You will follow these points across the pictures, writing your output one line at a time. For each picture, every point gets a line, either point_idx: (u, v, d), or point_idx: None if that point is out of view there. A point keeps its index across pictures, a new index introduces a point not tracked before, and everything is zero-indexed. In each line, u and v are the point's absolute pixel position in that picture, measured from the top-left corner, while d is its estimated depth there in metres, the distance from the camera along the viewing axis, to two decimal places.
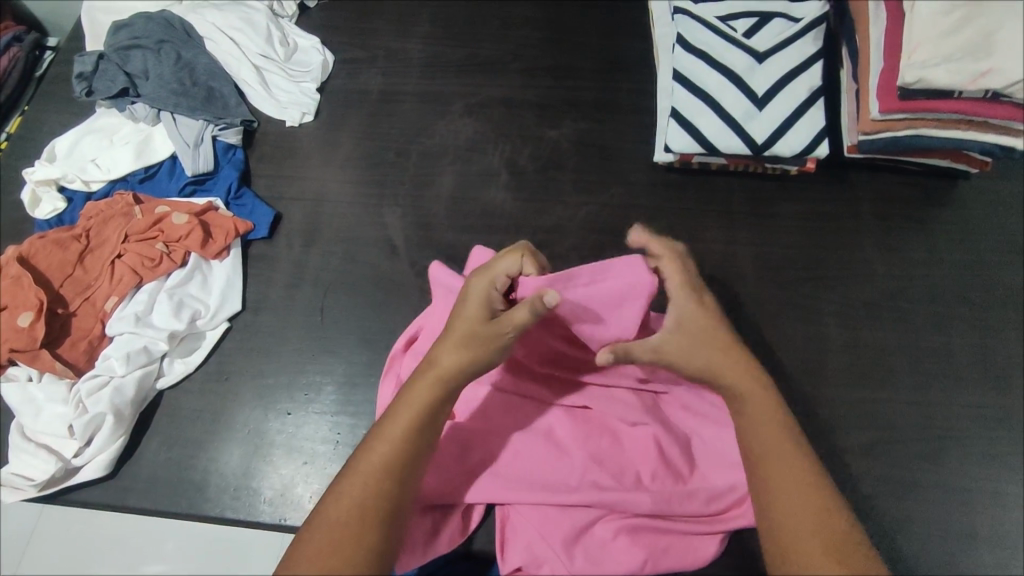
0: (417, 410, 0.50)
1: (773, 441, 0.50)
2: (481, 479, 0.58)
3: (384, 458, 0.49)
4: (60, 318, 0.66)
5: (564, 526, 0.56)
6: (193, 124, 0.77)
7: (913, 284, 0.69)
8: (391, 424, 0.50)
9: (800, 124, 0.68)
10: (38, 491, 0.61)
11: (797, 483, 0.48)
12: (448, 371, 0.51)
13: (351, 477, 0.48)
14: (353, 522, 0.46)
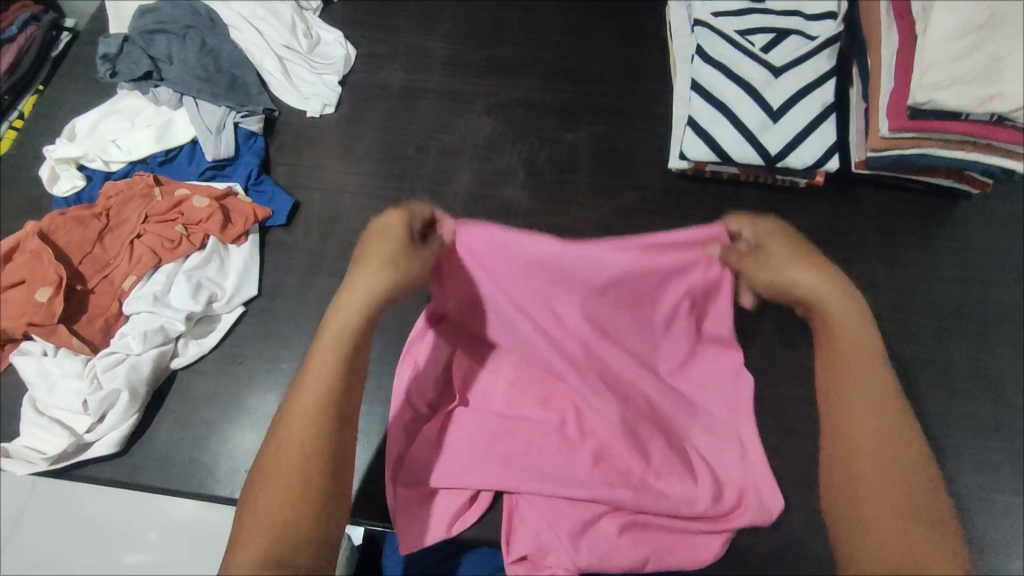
0: (342, 337, 0.49)
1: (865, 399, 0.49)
2: (492, 467, 0.59)
3: (316, 390, 0.47)
4: (78, 295, 0.67)
5: (572, 519, 0.57)
6: (215, 110, 0.78)
7: (915, 298, 0.72)
8: (319, 355, 0.48)
9: (813, 138, 0.70)
10: (49, 465, 0.61)
11: (873, 428, 0.48)
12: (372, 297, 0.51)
13: (285, 418, 0.46)
14: (293, 459, 0.44)
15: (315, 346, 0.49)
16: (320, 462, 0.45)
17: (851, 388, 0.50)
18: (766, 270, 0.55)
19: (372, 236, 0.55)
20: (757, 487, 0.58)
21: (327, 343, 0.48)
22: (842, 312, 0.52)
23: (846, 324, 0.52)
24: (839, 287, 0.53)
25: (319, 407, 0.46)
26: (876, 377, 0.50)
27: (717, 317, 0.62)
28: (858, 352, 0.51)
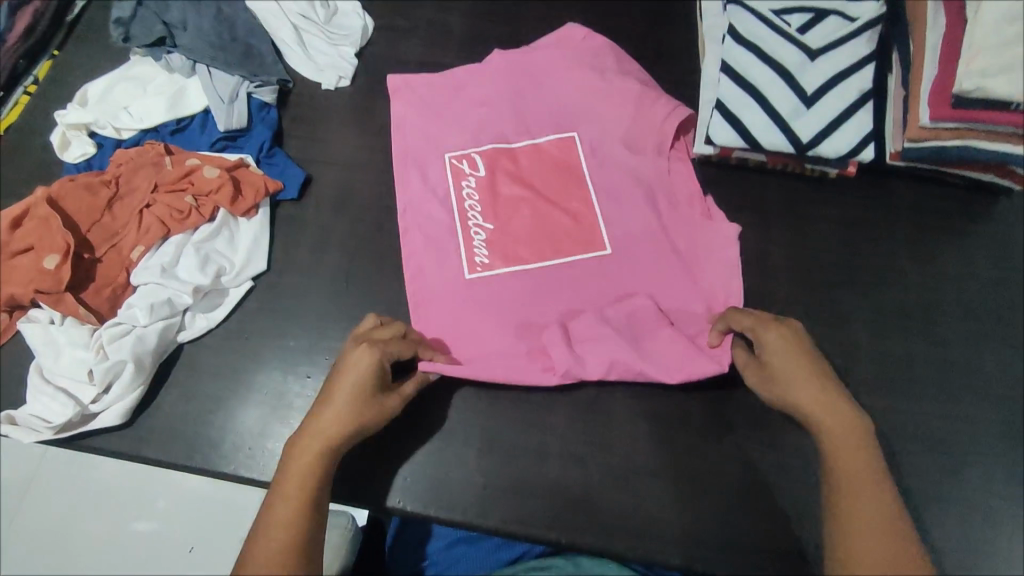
0: (311, 455, 0.54)
1: (878, 520, 0.51)
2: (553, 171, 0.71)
3: (287, 516, 0.52)
4: (86, 263, 0.66)
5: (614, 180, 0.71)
6: (228, 79, 0.77)
7: (945, 297, 0.69)
8: (293, 459, 0.54)
9: (849, 125, 0.66)
10: (55, 434, 0.61)
11: (877, 531, 0.51)
12: (334, 435, 0.55)
13: (265, 517, 0.52)
14: (273, 556, 0.51)
15: (284, 464, 0.54)
16: (293, 572, 0.50)
17: (851, 470, 0.53)
18: (795, 382, 0.56)
19: (347, 369, 0.57)
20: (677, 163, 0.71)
21: (302, 452, 0.54)
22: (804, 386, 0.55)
23: (842, 424, 0.54)
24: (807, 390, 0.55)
25: (287, 525, 0.52)
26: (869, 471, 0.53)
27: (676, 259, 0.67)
28: (847, 455, 0.53)
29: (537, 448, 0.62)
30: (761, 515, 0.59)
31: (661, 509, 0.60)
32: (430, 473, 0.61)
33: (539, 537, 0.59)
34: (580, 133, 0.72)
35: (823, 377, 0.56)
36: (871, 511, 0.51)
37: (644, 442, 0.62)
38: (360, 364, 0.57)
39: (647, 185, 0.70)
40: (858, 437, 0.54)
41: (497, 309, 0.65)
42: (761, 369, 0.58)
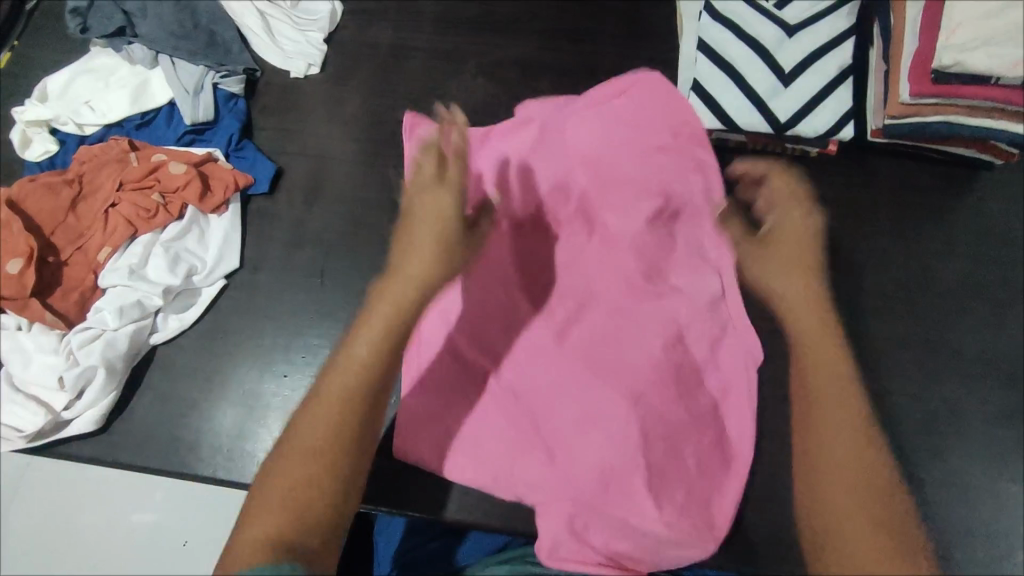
0: (346, 378, 0.44)
1: (849, 450, 0.46)
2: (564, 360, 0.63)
3: (313, 432, 0.42)
4: (51, 267, 0.64)
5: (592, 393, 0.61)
6: (192, 69, 0.74)
7: (927, 275, 0.68)
8: (336, 372, 0.45)
9: (826, 104, 0.65)
10: (28, 443, 0.60)
11: (851, 454, 0.45)
12: (358, 361, 0.45)
13: (288, 438, 0.43)
14: (290, 489, 0.40)
15: (317, 387, 0.45)
16: (321, 495, 0.40)
17: (834, 397, 0.48)
18: (781, 259, 0.57)
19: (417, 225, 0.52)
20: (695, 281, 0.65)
21: (329, 379, 0.45)
22: (790, 265, 0.57)
23: (801, 305, 0.55)
24: (784, 256, 0.57)
25: (321, 452, 0.42)
26: (845, 395, 0.48)
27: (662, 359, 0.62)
28: (827, 377, 0.50)
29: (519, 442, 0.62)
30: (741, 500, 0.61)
31: None
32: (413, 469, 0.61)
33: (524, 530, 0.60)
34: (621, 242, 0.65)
35: (811, 274, 0.56)
36: (843, 451, 0.46)
37: None
38: (432, 198, 0.54)
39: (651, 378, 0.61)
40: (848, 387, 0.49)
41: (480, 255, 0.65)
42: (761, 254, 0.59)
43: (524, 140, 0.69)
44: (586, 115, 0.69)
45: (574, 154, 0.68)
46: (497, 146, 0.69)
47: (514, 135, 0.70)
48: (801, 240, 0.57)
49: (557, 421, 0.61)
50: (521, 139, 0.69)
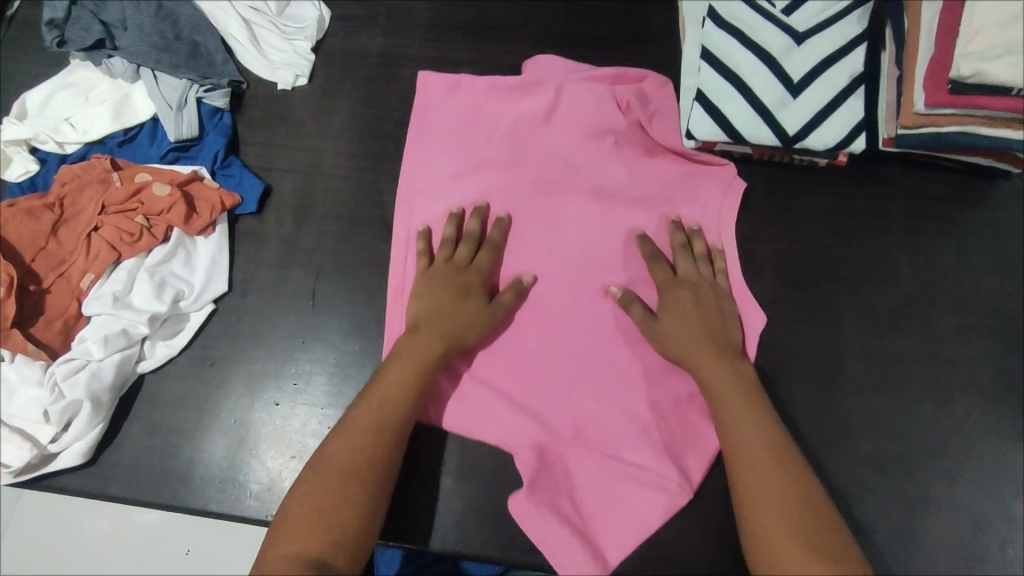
0: (329, 494, 0.50)
1: (773, 488, 0.51)
2: (568, 291, 0.64)
3: (303, 527, 0.49)
4: (33, 296, 0.61)
5: (593, 280, 0.65)
6: (176, 83, 0.71)
7: (941, 290, 0.66)
8: (296, 503, 0.50)
9: (838, 114, 0.62)
10: (14, 478, 0.58)
11: (776, 489, 0.51)
12: (427, 354, 0.57)
13: (285, 521, 0.50)
14: (297, 544, 0.48)
15: (295, 491, 0.51)
16: (324, 537, 0.49)
17: (754, 460, 0.53)
18: (682, 341, 0.59)
19: (430, 285, 0.61)
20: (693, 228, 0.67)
21: (314, 482, 0.51)
22: (689, 325, 0.59)
23: (727, 389, 0.56)
24: (711, 365, 0.57)
25: (319, 513, 0.49)
26: (767, 442, 0.54)
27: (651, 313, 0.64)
28: (745, 429, 0.54)
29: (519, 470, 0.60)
30: None
31: None
32: (409, 503, 0.59)
33: (523, 563, 0.58)
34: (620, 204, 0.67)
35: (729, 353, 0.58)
36: (772, 489, 0.51)
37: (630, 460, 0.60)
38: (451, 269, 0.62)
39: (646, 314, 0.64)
40: (764, 422, 0.55)
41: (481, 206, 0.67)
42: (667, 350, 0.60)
43: (537, 104, 0.69)
44: (593, 85, 0.69)
45: (584, 119, 0.68)
46: (507, 104, 0.70)
47: (526, 97, 0.70)
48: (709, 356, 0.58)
49: (551, 373, 0.62)
50: (535, 103, 0.69)
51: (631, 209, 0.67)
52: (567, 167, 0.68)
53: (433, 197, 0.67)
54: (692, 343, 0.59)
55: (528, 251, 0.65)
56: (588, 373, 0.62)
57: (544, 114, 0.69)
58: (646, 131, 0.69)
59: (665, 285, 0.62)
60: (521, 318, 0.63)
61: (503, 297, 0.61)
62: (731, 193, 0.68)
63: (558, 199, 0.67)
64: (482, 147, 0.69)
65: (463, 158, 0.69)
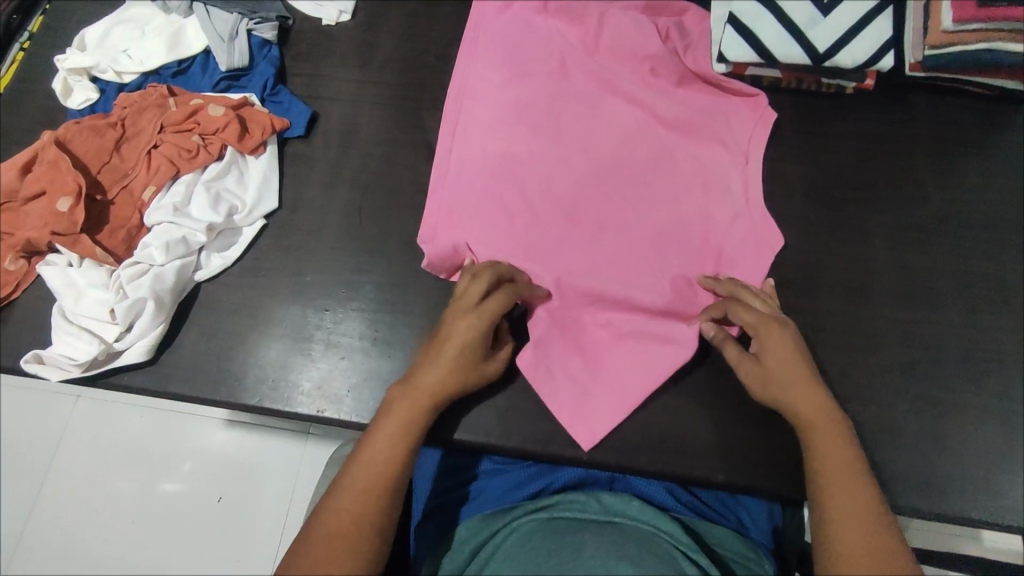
0: (379, 473, 0.52)
1: (857, 509, 0.50)
2: (590, 196, 0.67)
3: (352, 510, 0.50)
4: (99, 206, 0.65)
5: (616, 189, 0.67)
6: (227, 17, 0.75)
7: (969, 208, 0.67)
8: (353, 474, 0.52)
9: (867, 32, 0.64)
10: (82, 371, 0.62)
11: (858, 510, 0.50)
12: (438, 390, 0.55)
13: (337, 495, 0.51)
14: (348, 520, 0.50)
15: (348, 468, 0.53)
16: (371, 518, 0.51)
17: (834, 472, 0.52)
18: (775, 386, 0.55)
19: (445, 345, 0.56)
20: (720, 152, 0.68)
21: (364, 467, 0.52)
22: (794, 363, 0.55)
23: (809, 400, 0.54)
24: (785, 376, 0.55)
25: (366, 494, 0.51)
26: (848, 459, 0.52)
27: (670, 221, 0.66)
28: (832, 452, 0.52)
29: None
30: (781, 428, 0.60)
31: (680, 427, 0.60)
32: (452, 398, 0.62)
33: (563, 456, 0.60)
34: (647, 123, 0.69)
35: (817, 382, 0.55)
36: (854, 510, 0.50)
37: None
38: (467, 329, 0.56)
39: (670, 225, 0.66)
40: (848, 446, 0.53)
41: (516, 115, 0.70)
42: (759, 366, 0.56)
43: (584, 26, 0.73)
44: (637, 13, 0.72)
45: (625, 42, 0.72)
46: (555, 25, 0.73)
47: (573, 20, 0.73)
48: (786, 364, 0.55)
49: (570, 262, 0.65)
50: (580, 28, 0.73)
51: (658, 130, 0.69)
52: (600, 85, 0.71)
53: (479, 98, 0.71)
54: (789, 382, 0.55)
55: (558, 157, 0.68)
56: (609, 270, 0.64)
57: (589, 39, 0.72)
58: (682, 59, 0.71)
59: (757, 318, 0.57)
60: (546, 219, 0.66)
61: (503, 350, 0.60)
62: (761, 126, 0.69)
63: (591, 114, 0.70)
64: (530, 59, 0.72)
65: (510, 68, 0.72)
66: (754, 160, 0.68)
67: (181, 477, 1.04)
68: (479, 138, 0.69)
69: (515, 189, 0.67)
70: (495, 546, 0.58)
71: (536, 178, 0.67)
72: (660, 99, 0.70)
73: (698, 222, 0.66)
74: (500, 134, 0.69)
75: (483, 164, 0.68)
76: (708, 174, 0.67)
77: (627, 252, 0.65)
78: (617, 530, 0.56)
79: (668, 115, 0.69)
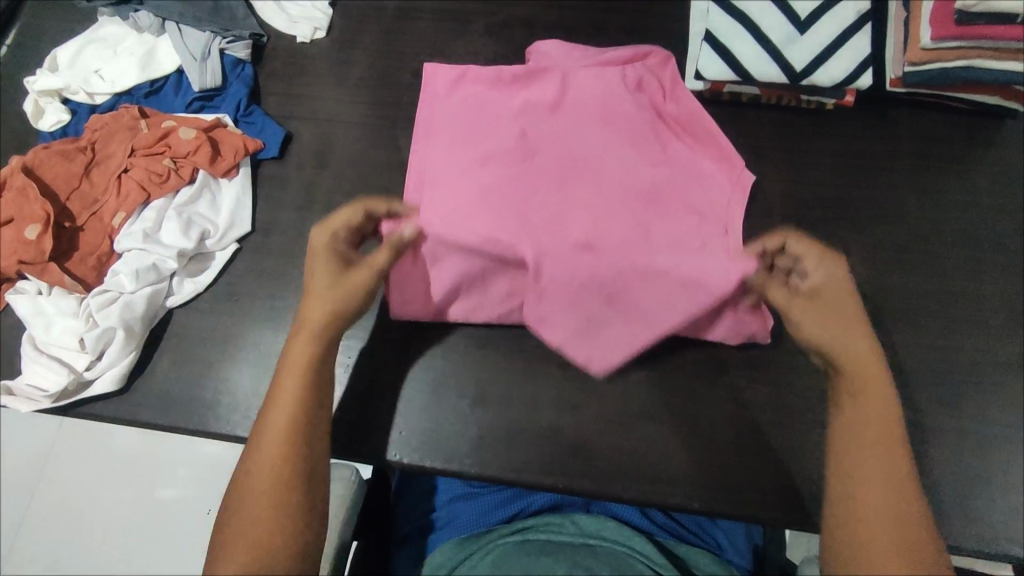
0: (276, 450, 0.50)
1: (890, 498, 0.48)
2: (568, 276, 0.61)
3: (260, 501, 0.49)
4: (68, 233, 0.65)
5: (594, 265, 0.62)
6: (199, 35, 0.74)
7: (948, 227, 0.66)
8: (255, 461, 0.51)
9: (844, 51, 0.64)
10: (52, 403, 0.61)
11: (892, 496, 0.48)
12: (315, 325, 0.55)
13: (242, 492, 0.50)
14: (262, 504, 0.49)
15: (251, 453, 0.51)
16: (290, 487, 0.49)
17: (880, 472, 0.49)
18: (828, 323, 0.54)
19: (312, 265, 0.59)
20: (700, 219, 0.64)
21: (265, 449, 0.51)
22: (846, 309, 0.55)
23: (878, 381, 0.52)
24: (833, 321, 0.54)
25: (280, 464, 0.50)
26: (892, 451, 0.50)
27: (655, 298, 0.61)
28: (876, 438, 0.50)
29: (531, 399, 0.62)
30: (757, 453, 0.60)
31: (654, 454, 0.60)
32: (426, 426, 0.61)
33: (535, 485, 0.59)
34: (620, 190, 0.64)
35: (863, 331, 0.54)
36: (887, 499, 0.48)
37: (641, 387, 0.62)
38: (323, 234, 0.60)
39: (653, 302, 0.61)
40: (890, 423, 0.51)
41: (489, 191, 0.63)
42: (811, 300, 0.56)
43: (544, 91, 0.69)
44: (598, 73, 0.70)
45: (591, 105, 0.68)
46: (516, 94, 0.70)
47: (530, 85, 0.70)
48: (842, 303, 0.55)
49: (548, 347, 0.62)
50: (540, 91, 0.69)
51: (633, 196, 0.64)
52: (568, 153, 0.66)
53: (440, 179, 0.66)
54: (837, 342, 0.53)
55: (529, 234, 0.62)
56: (592, 348, 0.62)
57: (549, 106, 0.68)
58: (652, 120, 0.69)
59: (814, 257, 0.57)
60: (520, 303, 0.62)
61: (378, 254, 0.59)
62: (739, 189, 0.66)
63: (562, 188, 0.64)
64: (489, 131, 0.67)
65: (469, 144, 0.67)
66: (734, 227, 0.65)
67: (176, 483, 1.02)
68: (437, 224, 0.62)
69: (486, 274, 0.63)
70: (470, 564, 0.57)
71: (509, 260, 0.62)
72: (633, 162, 0.66)
73: (685, 297, 0.61)
74: (465, 218, 0.62)
75: (449, 255, 0.62)
76: (692, 242, 0.63)
77: (609, 331, 0.62)
78: (590, 551, 0.55)
79: (643, 179, 0.65)
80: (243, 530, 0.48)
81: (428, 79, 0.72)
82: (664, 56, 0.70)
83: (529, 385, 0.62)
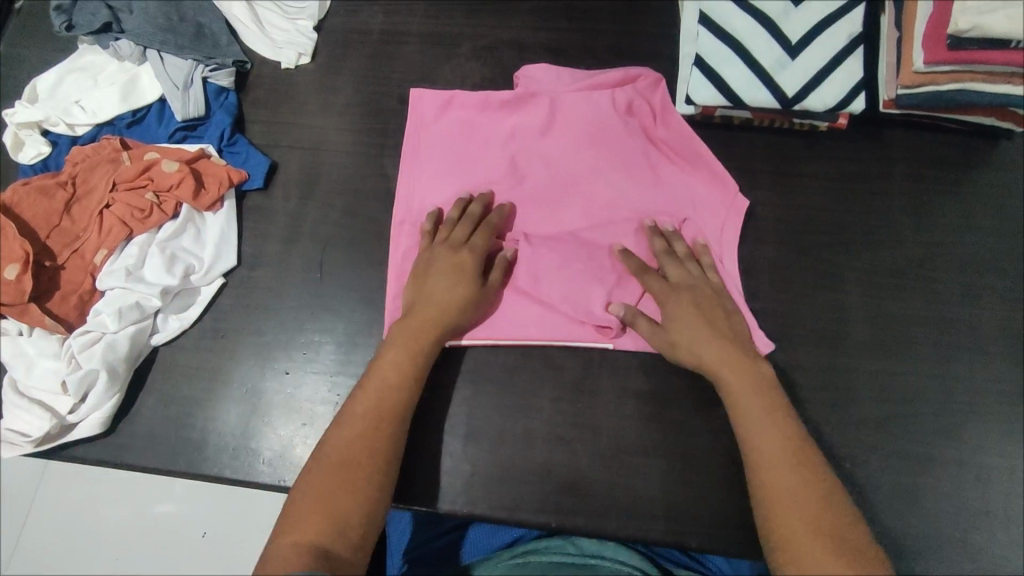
0: (363, 434, 0.52)
1: (796, 493, 0.49)
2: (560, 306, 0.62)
3: (336, 470, 0.50)
4: (49, 272, 0.63)
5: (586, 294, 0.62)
6: (181, 64, 0.72)
7: (943, 251, 0.65)
8: (338, 433, 0.52)
9: (836, 76, 0.63)
10: (35, 447, 0.60)
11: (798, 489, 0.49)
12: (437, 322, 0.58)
13: (320, 459, 0.51)
14: (335, 475, 0.50)
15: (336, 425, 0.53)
16: (364, 471, 0.51)
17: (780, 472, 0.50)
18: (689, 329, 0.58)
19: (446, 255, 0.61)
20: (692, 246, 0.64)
21: (349, 427, 0.53)
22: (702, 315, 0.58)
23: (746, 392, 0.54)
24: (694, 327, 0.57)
25: (362, 452, 0.52)
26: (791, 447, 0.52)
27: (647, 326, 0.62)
28: (768, 441, 0.52)
29: (524, 435, 0.61)
30: None
31: (649, 490, 0.59)
32: (416, 464, 0.60)
33: (529, 524, 0.58)
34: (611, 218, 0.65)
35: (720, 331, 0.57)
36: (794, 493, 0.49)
37: (635, 421, 0.61)
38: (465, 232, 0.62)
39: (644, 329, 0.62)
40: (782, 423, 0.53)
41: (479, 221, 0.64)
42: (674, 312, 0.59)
43: (533, 116, 0.68)
44: (588, 97, 0.68)
45: (580, 130, 0.68)
46: (504, 119, 0.69)
47: (518, 110, 0.69)
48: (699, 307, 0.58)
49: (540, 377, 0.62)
50: (529, 117, 0.68)
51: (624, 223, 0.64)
52: (559, 180, 0.66)
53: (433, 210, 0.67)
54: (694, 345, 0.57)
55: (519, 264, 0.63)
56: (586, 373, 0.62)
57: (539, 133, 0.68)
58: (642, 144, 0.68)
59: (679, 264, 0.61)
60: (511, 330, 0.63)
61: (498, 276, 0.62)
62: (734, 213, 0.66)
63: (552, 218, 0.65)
64: (478, 160, 0.68)
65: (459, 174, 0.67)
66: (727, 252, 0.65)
67: None
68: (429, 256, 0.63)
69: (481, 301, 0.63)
70: None
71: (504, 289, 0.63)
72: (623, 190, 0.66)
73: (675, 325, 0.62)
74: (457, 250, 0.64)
75: None
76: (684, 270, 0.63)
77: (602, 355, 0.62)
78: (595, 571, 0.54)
79: (634, 207, 0.66)
80: (314, 496, 0.49)
81: (416, 103, 0.71)
82: (655, 79, 0.69)
83: (521, 420, 0.61)
